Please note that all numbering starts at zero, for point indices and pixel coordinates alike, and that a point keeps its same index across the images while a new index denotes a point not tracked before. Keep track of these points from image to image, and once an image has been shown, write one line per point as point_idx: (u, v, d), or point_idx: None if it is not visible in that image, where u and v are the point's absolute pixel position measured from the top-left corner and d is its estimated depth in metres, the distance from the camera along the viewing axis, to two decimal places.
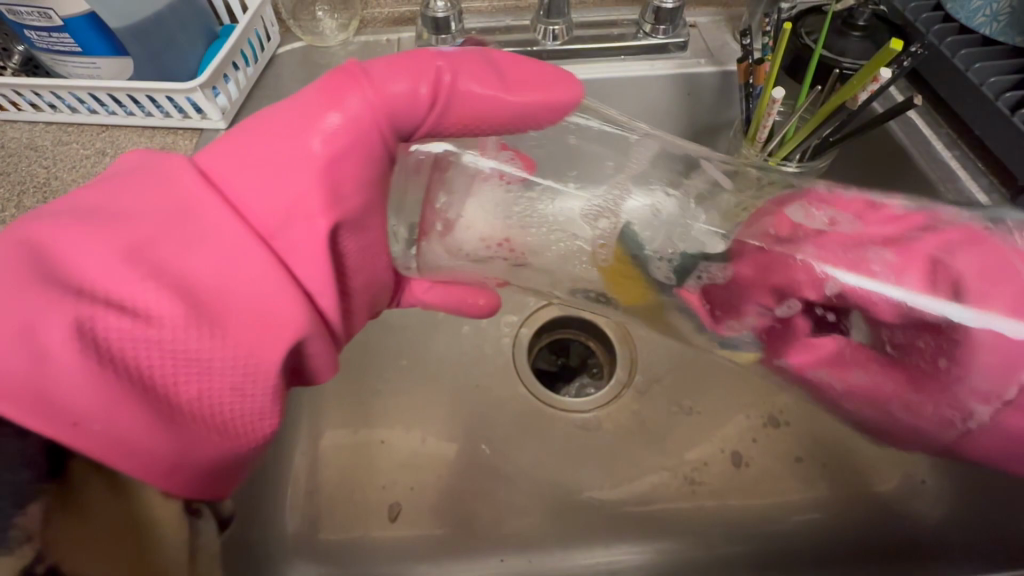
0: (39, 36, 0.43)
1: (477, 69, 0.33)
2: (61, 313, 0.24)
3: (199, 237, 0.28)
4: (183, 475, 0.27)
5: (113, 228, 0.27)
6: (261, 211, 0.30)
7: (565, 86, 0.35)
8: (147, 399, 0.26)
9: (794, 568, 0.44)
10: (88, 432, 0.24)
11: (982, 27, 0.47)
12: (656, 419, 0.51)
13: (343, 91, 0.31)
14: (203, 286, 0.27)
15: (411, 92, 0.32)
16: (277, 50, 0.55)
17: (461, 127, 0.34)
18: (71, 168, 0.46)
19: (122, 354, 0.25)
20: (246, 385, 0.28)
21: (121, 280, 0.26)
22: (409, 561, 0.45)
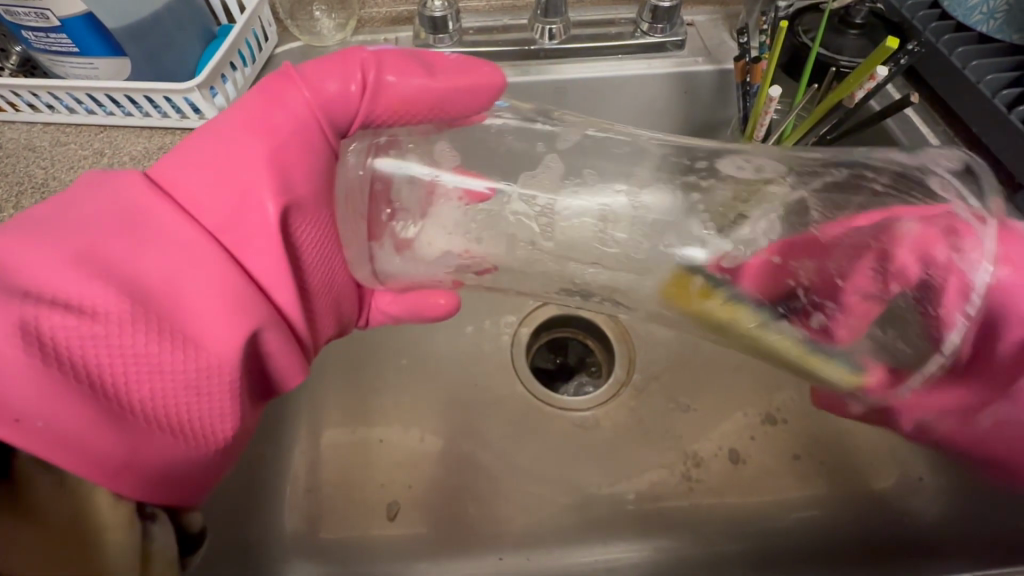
0: (36, 36, 0.43)
1: (397, 65, 0.40)
2: (13, 315, 0.27)
3: (149, 240, 0.32)
4: (128, 478, 0.29)
5: (66, 242, 0.31)
6: (211, 216, 0.34)
7: (478, 70, 0.42)
8: (91, 390, 0.28)
9: (792, 565, 0.44)
10: (31, 426, 0.26)
11: (979, 24, 0.47)
12: (654, 417, 0.51)
13: (282, 92, 0.38)
14: (153, 287, 0.31)
15: (344, 89, 0.39)
16: (275, 50, 0.55)
17: (393, 113, 0.40)
18: (69, 168, 0.46)
19: (66, 349, 0.28)
20: (194, 378, 0.31)
21: (71, 280, 0.29)
22: (408, 559, 0.45)
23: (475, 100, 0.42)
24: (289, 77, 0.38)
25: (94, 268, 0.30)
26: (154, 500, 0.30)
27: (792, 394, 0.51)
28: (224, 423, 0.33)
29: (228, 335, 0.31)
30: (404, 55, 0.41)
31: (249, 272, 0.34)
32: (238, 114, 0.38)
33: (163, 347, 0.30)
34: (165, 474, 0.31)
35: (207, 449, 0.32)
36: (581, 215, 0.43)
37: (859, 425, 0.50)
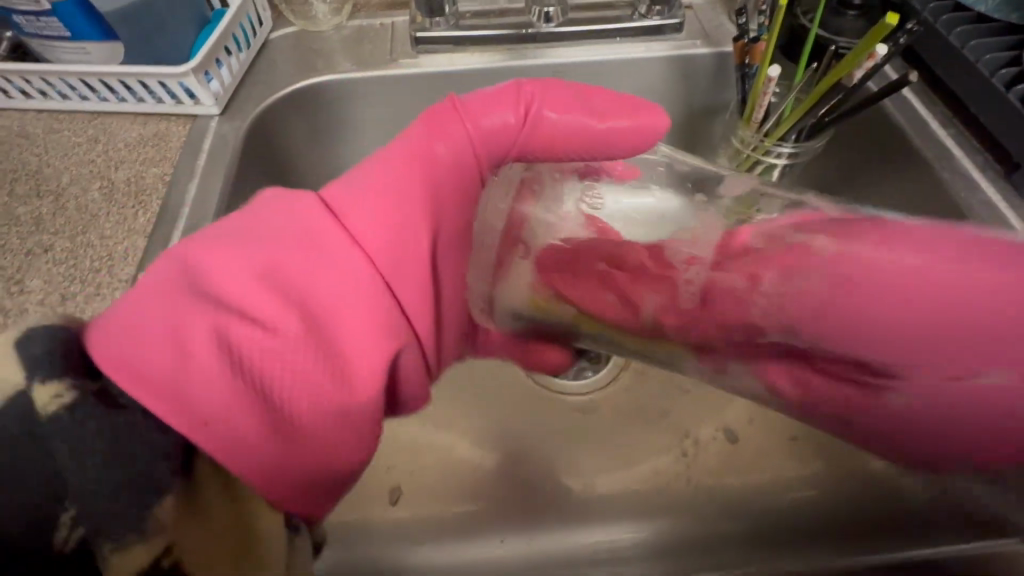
0: (27, 20, 0.42)
1: (563, 99, 0.38)
2: (208, 328, 0.29)
3: (324, 262, 0.32)
4: (282, 484, 0.29)
5: (249, 253, 0.31)
6: (380, 242, 0.34)
7: (628, 115, 0.38)
8: (260, 401, 0.29)
9: (782, 539, 0.46)
10: (212, 431, 0.27)
11: (978, 4, 0.46)
12: (653, 398, 0.51)
13: (447, 125, 0.38)
14: (323, 310, 0.31)
15: (500, 121, 0.38)
16: (270, 36, 0.54)
17: (545, 143, 0.38)
18: (64, 156, 0.46)
19: (249, 359, 0.29)
20: (347, 405, 0.30)
21: (255, 296, 0.30)
22: (410, 543, 0.45)
23: (623, 122, 0.38)
24: (464, 107, 0.39)
25: (275, 286, 0.30)
26: (299, 509, 0.31)
27: None
28: (361, 449, 0.33)
29: (378, 365, 0.31)
30: (578, 93, 0.39)
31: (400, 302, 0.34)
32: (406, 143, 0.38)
33: (327, 370, 0.30)
34: (313, 485, 0.31)
35: (343, 471, 0.32)
36: (644, 210, 0.37)
37: None
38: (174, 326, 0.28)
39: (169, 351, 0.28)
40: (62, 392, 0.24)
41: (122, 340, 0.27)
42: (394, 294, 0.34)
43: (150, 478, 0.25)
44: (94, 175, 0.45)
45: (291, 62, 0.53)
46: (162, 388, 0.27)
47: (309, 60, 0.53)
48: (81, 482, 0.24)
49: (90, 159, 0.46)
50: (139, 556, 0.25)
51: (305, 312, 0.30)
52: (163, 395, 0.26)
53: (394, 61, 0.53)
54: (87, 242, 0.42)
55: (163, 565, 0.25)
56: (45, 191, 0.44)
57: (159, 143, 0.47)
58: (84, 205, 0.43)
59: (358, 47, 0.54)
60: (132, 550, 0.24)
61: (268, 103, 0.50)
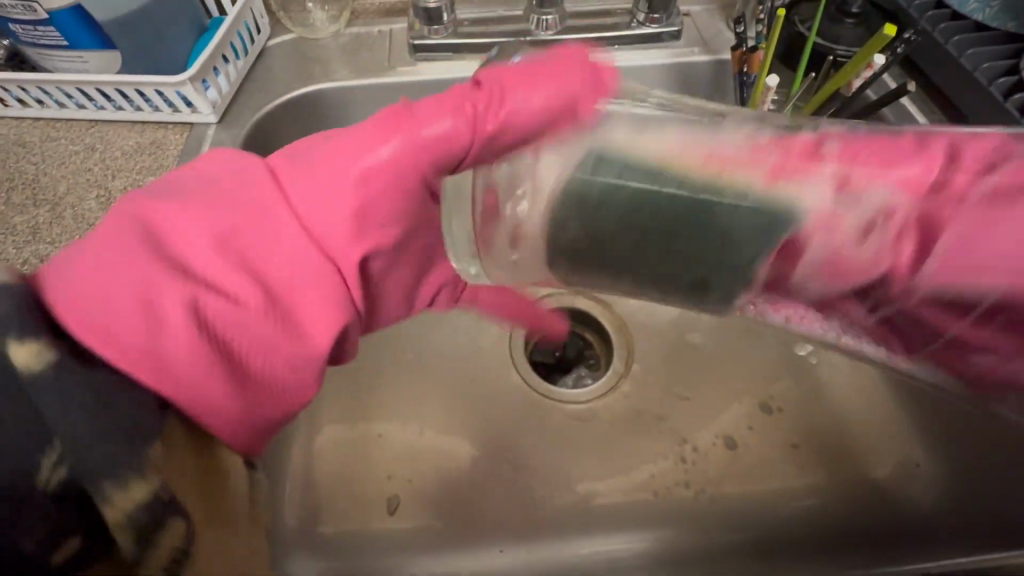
0: (23, 29, 0.42)
1: (524, 70, 0.31)
2: (173, 287, 0.27)
3: (281, 237, 0.29)
4: (246, 434, 0.29)
5: (211, 217, 0.28)
6: (337, 189, 0.30)
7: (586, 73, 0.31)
8: (227, 367, 0.27)
9: (785, 550, 0.45)
10: (180, 394, 0.26)
11: (975, 12, 0.47)
12: (653, 407, 0.51)
13: (390, 132, 0.30)
14: (284, 281, 0.29)
15: (442, 118, 0.31)
16: (268, 43, 0.54)
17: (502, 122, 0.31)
18: (60, 164, 0.46)
19: (213, 326, 0.27)
20: (305, 369, 0.29)
21: (215, 265, 0.28)
22: (409, 553, 0.45)
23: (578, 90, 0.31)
24: (405, 113, 0.31)
25: (235, 254, 0.28)
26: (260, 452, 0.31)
27: (788, 384, 0.51)
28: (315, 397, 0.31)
29: (330, 314, 0.29)
30: (530, 65, 0.32)
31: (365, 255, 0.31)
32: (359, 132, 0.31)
33: (284, 336, 0.28)
34: (268, 427, 0.30)
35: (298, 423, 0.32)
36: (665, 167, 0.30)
37: (857, 416, 0.50)
38: (141, 286, 0.26)
39: (138, 314, 0.26)
40: (42, 349, 0.23)
41: (91, 298, 0.25)
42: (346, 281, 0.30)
43: (136, 425, 0.24)
44: (90, 184, 0.45)
45: (289, 71, 0.52)
46: (131, 351, 0.25)
47: (306, 67, 0.53)
48: (72, 429, 0.23)
49: (88, 168, 0.46)
50: (141, 491, 0.24)
51: (255, 263, 0.28)
52: (130, 358, 0.25)
53: (392, 69, 0.52)
54: None
55: (163, 500, 0.24)
56: (41, 200, 0.44)
57: (156, 151, 0.46)
58: (81, 214, 0.43)
59: (357, 54, 0.53)
60: (130, 487, 0.23)
61: (266, 111, 0.50)
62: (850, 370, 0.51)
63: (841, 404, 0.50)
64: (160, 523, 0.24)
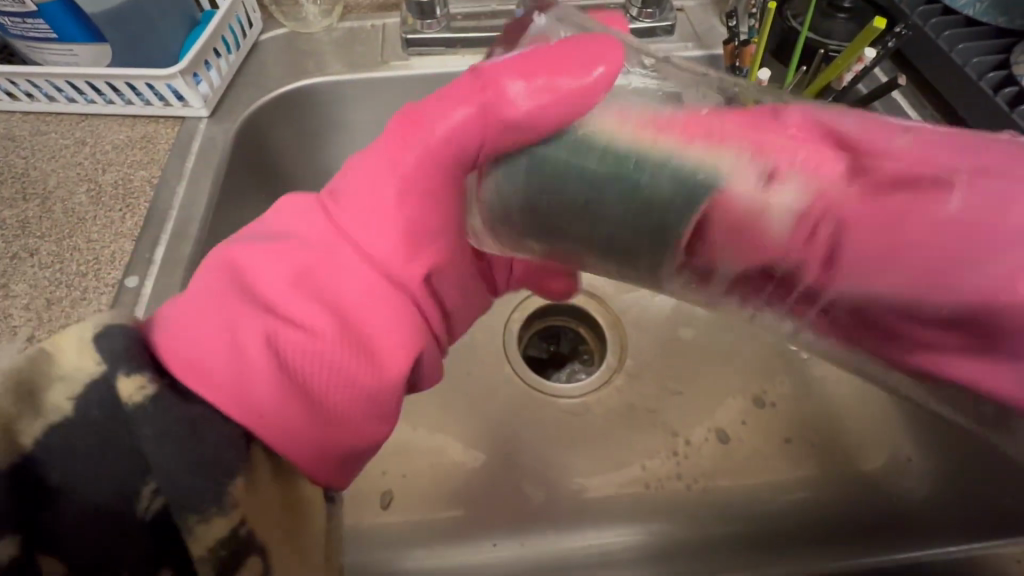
0: (12, 21, 0.42)
1: (514, 61, 0.27)
2: (255, 325, 0.27)
3: (349, 262, 0.28)
4: (324, 466, 0.28)
5: (279, 248, 0.29)
6: (394, 218, 0.29)
7: (589, 64, 0.26)
8: (303, 397, 0.27)
9: (779, 545, 0.45)
10: (265, 425, 0.26)
11: (966, 8, 0.47)
12: (648, 402, 0.51)
13: (408, 132, 0.29)
14: (354, 309, 0.27)
15: (453, 113, 0.28)
16: (260, 37, 0.54)
17: (501, 103, 0.27)
18: (51, 158, 0.46)
19: (291, 361, 0.27)
20: (376, 394, 0.27)
21: (289, 296, 0.27)
22: (401, 548, 0.45)
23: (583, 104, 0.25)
24: (420, 116, 0.29)
25: (308, 283, 0.28)
26: (341, 483, 0.30)
27: (781, 380, 0.52)
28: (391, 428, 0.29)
29: (401, 335, 0.28)
30: (512, 62, 0.27)
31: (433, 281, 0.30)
32: (392, 144, 0.29)
33: (358, 364, 0.27)
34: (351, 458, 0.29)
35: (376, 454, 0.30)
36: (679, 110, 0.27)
37: (849, 411, 0.50)
38: (226, 323, 0.27)
39: (221, 351, 0.26)
40: (144, 383, 0.24)
41: (179, 339, 0.26)
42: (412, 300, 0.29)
43: (227, 463, 0.25)
44: (81, 178, 0.44)
45: (281, 65, 0.52)
46: (219, 386, 0.25)
47: (298, 62, 0.52)
48: (160, 459, 0.24)
49: (78, 162, 0.45)
50: (220, 526, 0.25)
51: (328, 294, 0.28)
52: (220, 392, 0.25)
53: (386, 64, 0.52)
54: (74, 245, 0.41)
55: (240, 533, 0.26)
56: (32, 194, 0.44)
57: (147, 145, 0.46)
58: (71, 209, 0.43)
59: (350, 49, 0.53)
60: (213, 521, 0.25)
61: (259, 105, 0.50)
62: None
63: (833, 397, 0.51)
64: (238, 558, 0.26)
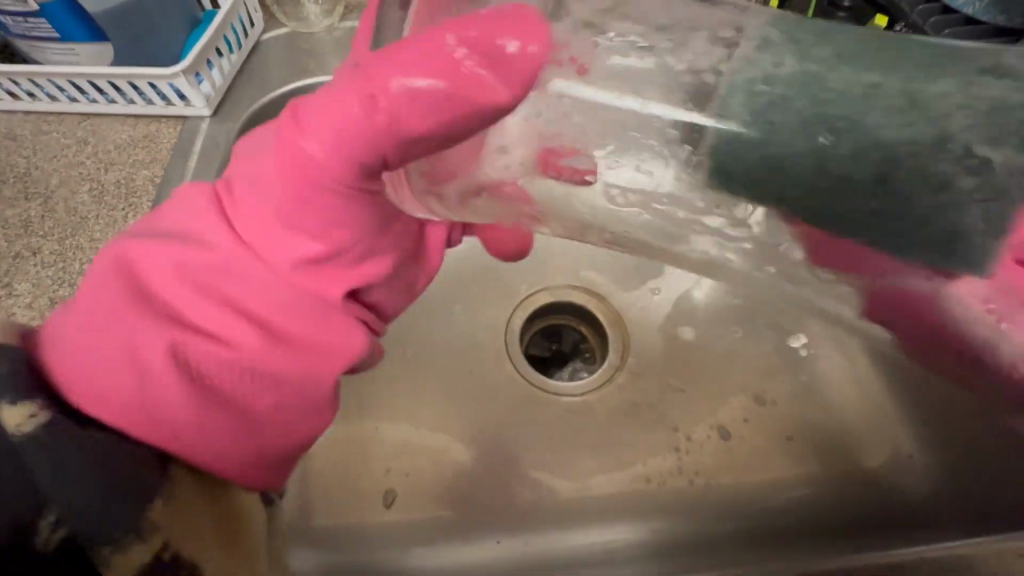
0: (15, 21, 0.42)
1: (400, 49, 0.26)
2: (159, 340, 0.28)
3: (250, 275, 0.29)
4: (256, 468, 0.30)
5: (175, 260, 0.28)
6: (293, 224, 0.29)
7: (495, 38, 0.25)
8: (219, 404, 0.29)
9: (785, 544, 0.45)
10: (176, 440, 0.27)
11: (966, 6, 0.45)
12: (650, 400, 0.51)
13: (298, 132, 0.28)
14: (267, 314, 0.29)
15: (343, 115, 0.27)
16: (262, 37, 0.53)
17: (400, 122, 0.27)
18: (52, 158, 0.46)
19: (204, 371, 0.28)
20: (298, 388, 0.30)
21: (197, 309, 0.28)
22: (403, 548, 0.45)
23: (502, 97, 0.26)
24: (301, 116, 0.29)
25: (212, 294, 0.28)
26: (277, 481, 0.32)
27: (784, 378, 0.52)
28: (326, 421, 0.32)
29: (317, 333, 0.30)
30: (415, 49, 0.26)
31: (350, 279, 0.31)
32: (281, 148, 0.29)
33: (274, 366, 0.29)
34: (279, 458, 0.31)
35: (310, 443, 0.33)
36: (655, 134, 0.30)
37: (849, 408, 0.50)
38: (127, 343, 0.27)
39: (127, 371, 0.27)
40: (32, 413, 0.24)
41: (81, 365, 0.27)
42: (323, 301, 0.30)
43: (133, 483, 0.25)
44: (84, 177, 0.44)
45: (283, 66, 0.52)
46: (127, 407, 0.26)
47: (300, 62, 0.52)
48: (55, 488, 0.24)
49: (80, 161, 0.45)
50: (141, 552, 0.26)
51: (236, 299, 0.29)
52: (127, 412, 0.26)
53: None
54: (77, 245, 0.41)
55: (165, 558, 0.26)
56: (33, 193, 0.44)
57: (149, 145, 0.46)
58: (73, 208, 0.43)
59: (352, 49, 0.53)
60: (130, 550, 0.25)
61: (260, 106, 0.50)
62: (845, 362, 0.52)
63: (835, 395, 0.51)
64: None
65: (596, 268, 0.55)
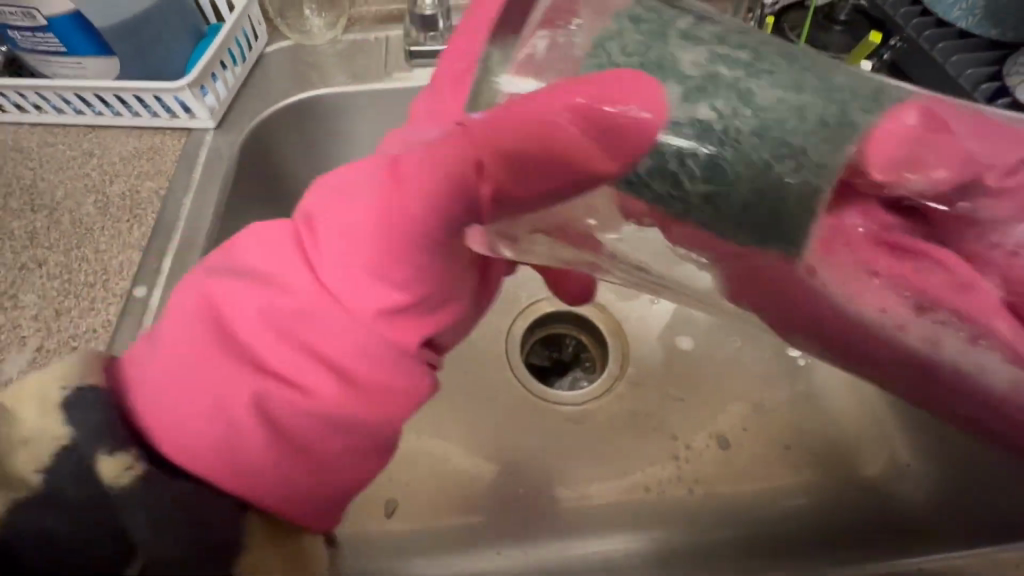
0: (22, 36, 0.43)
1: (503, 115, 0.26)
2: (246, 388, 0.27)
3: (326, 321, 0.28)
4: (328, 513, 0.30)
5: (256, 304, 0.28)
6: (372, 270, 0.29)
7: (605, 107, 0.24)
8: (293, 455, 0.28)
9: (784, 551, 0.45)
10: (254, 487, 0.27)
11: (959, 20, 0.47)
12: (650, 409, 0.51)
13: (393, 180, 0.29)
14: (346, 362, 0.28)
15: (438, 166, 0.27)
16: (265, 50, 0.54)
17: (503, 169, 0.26)
18: (58, 170, 0.46)
19: (285, 419, 0.27)
20: (373, 436, 0.29)
21: (283, 354, 0.28)
22: (403, 558, 0.45)
23: (600, 161, 0.25)
24: (397, 168, 0.29)
25: (292, 339, 0.28)
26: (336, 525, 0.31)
27: (782, 387, 0.52)
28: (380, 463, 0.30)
29: (394, 380, 0.29)
30: (510, 109, 0.26)
31: (425, 325, 0.30)
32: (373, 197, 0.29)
33: (349, 417, 0.28)
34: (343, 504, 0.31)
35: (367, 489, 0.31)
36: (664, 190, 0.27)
37: (848, 417, 0.51)
38: (215, 390, 0.27)
39: (208, 420, 0.27)
40: (127, 464, 0.25)
41: (171, 411, 0.27)
42: (399, 348, 0.29)
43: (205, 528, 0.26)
44: (89, 189, 0.45)
45: (286, 78, 0.53)
46: (209, 454, 0.27)
47: (303, 74, 0.53)
48: (142, 533, 0.25)
49: (85, 173, 0.46)
50: None
51: (317, 345, 0.28)
52: (210, 460, 0.26)
53: (388, 75, 0.53)
54: (81, 256, 0.42)
55: None
56: (39, 205, 0.44)
57: (154, 157, 0.47)
58: (78, 219, 0.43)
59: (353, 61, 0.54)
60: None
61: (263, 117, 0.50)
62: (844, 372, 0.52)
63: (832, 404, 0.51)
64: None
65: None
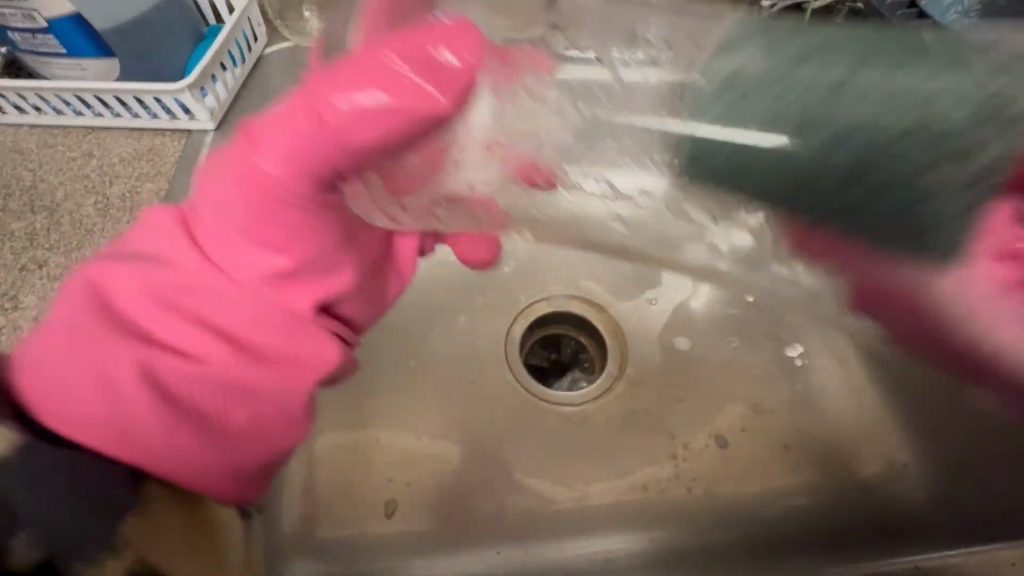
0: (23, 37, 0.43)
1: (349, 75, 0.29)
2: (128, 360, 0.27)
3: (214, 288, 0.29)
4: (237, 481, 0.31)
5: (140, 281, 0.28)
6: (260, 237, 0.29)
7: (427, 51, 0.30)
8: (186, 420, 0.28)
9: (783, 553, 0.46)
10: (148, 453, 0.27)
11: None
12: (648, 408, 0.51)
13: (260, 143, 0.30)
14: (237, 329, 0.29)
15: (296, 129, 0.29)
16: (265, 51, 0.54)
17: (357, 122, 0.29)
18: (58, 171, 0.46)
19: (176, 388, 0.28)
20: (274, 400, 0.30)
21: (166, 325, 0.28)
22: (402, 558, 0.46)
23: (435, 98, 0.29)
24: (258, 137, 0.30)
25: (177, 309, 0.28)
26: (250, 491, 0.32)
27: (782, 388, 0.52)
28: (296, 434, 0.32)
29: (292, 342, 0.30)
30: (350, 69, 0.29)
31: (320, 290, 0.31)
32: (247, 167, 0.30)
33: (246, 380, 0.29)
34: (255, 473, 0.31)
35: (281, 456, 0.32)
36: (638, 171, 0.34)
37: (847, 419, 0.51)
38: (96, 363, 0.27)
39: (94, 392, 0.27)
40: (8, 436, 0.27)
41: (51, 387, 0.27)
42: (293, 312, 0.30)
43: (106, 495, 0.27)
44: (88, 190, 0.45)
45: (287, 81, 0.53)
46: (97, 424, 0.27)
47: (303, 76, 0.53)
48: (29, 505, 0.26)
49: (85, 175, 0.46)
50: (116, 565, 0.27)
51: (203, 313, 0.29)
52: (98, 431, 0.27)
53: None
54: (82, 258, 0.42)
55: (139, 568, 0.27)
56: (39, 206, 0.44)
57: (154, 158, 0.47)
58: (79, 221, 0.44)
59: None
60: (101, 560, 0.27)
61: None
62: (843, 374, 0.52)
63: (833, 406, 0.51)
64: None
65: (595, 277, 0.56)
